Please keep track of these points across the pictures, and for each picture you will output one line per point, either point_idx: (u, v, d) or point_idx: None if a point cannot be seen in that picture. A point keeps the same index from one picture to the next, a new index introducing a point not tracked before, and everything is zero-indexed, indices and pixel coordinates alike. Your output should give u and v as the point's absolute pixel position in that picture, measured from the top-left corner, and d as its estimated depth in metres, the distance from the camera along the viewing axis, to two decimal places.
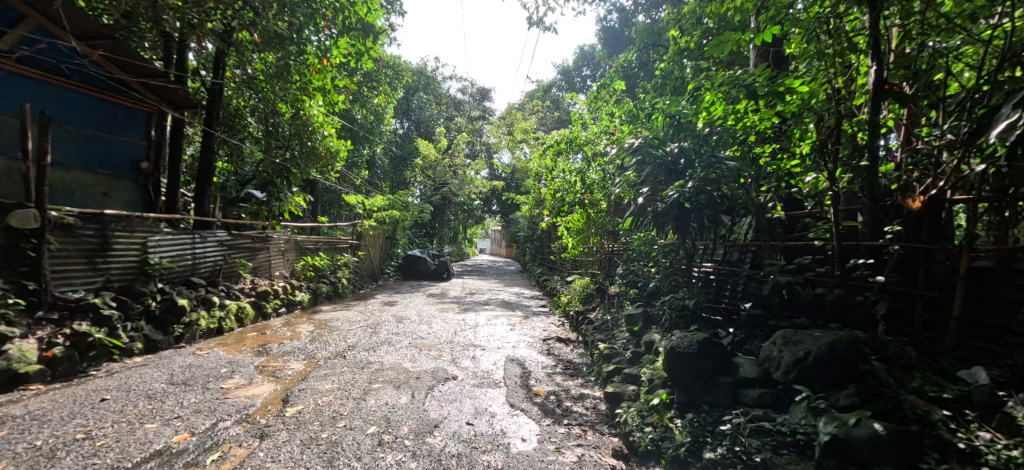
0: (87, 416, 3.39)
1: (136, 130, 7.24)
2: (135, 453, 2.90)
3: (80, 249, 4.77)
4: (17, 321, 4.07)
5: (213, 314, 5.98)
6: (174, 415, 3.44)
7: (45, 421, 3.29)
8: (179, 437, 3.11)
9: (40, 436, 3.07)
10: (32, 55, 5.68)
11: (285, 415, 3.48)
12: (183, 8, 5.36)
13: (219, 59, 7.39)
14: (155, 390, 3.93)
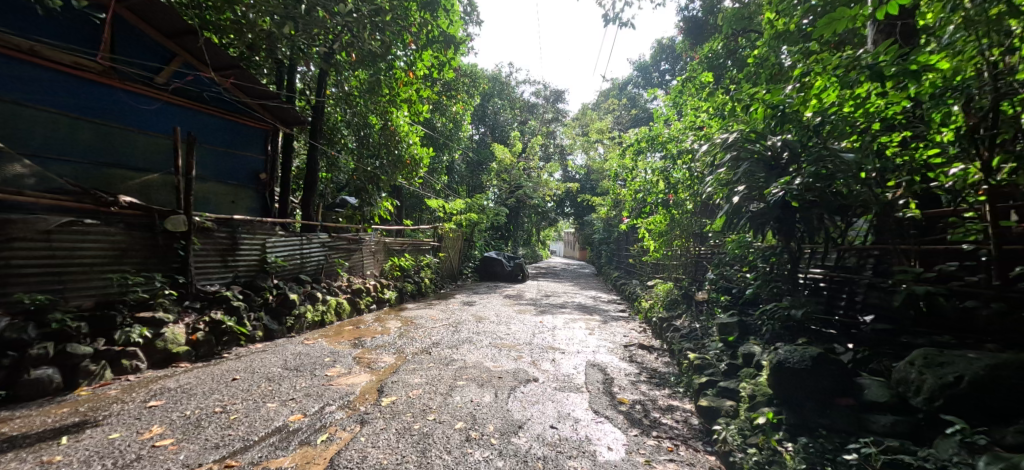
0: (222, 392, 3.82)
1: (257, 145, 8.06)
2: (260, 428, 3.20)
3: (216, 249, 5.41)
4: (171, 308, 4.73)
5: (317, 308, 6.52)
6: (289, 397, 3.76)
7: (192, 394, 3.77)
8: (294, 417, 3.39)
9: (189, 407, 3.51)
10: (179, 87, 6.66)
11: (382, 404, 3.66)
12: (295, 35, 5.92)
13: (322, 79, 8.04)
14: (274, 373, 4.35)
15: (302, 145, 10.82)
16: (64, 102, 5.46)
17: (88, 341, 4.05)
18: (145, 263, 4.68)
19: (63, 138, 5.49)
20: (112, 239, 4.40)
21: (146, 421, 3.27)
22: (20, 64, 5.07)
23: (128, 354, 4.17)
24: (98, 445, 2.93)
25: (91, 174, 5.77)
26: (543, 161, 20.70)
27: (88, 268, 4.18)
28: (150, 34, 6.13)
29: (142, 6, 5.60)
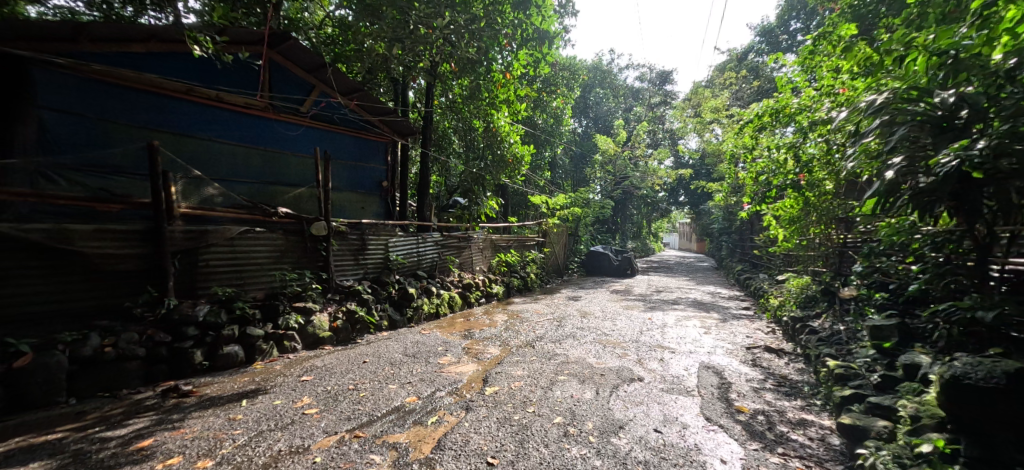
0: (355, 373, 4.24)
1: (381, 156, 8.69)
2: (383, 406, 3.44)
3: (348, 249, 6.03)
4: (317, 299, 5.37)
5: (433, 300, 6.90)
6: (407, 380, 4.02)
7: (334, 372, 4.25)
8: (411, 398, 3.60)
9: (329, 383, 3.95)
10: (319, 114, 7.52)
11: (486, 393, 3.71)
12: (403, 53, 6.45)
13: (429, 91, 8.48)
14: (395, 358, 4.70)
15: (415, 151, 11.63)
16: (237, 136, 6.52)
17: (260, 324, 4.73)
18: (298, 262, 5.37)
19: (239, 165, 6.54)
20: (274, 242, 5.12)
21: (298, 392, 3.74)
22: (206, 108, 6.20)
23: (287, 336, 4.80)
24: (264, 409, 3.40)
25: (260, 192, 6.76)
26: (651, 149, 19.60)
27: (256, 268, 4.92)
28: (296, 71, 6.93)
29: (287, 48, 6.37)
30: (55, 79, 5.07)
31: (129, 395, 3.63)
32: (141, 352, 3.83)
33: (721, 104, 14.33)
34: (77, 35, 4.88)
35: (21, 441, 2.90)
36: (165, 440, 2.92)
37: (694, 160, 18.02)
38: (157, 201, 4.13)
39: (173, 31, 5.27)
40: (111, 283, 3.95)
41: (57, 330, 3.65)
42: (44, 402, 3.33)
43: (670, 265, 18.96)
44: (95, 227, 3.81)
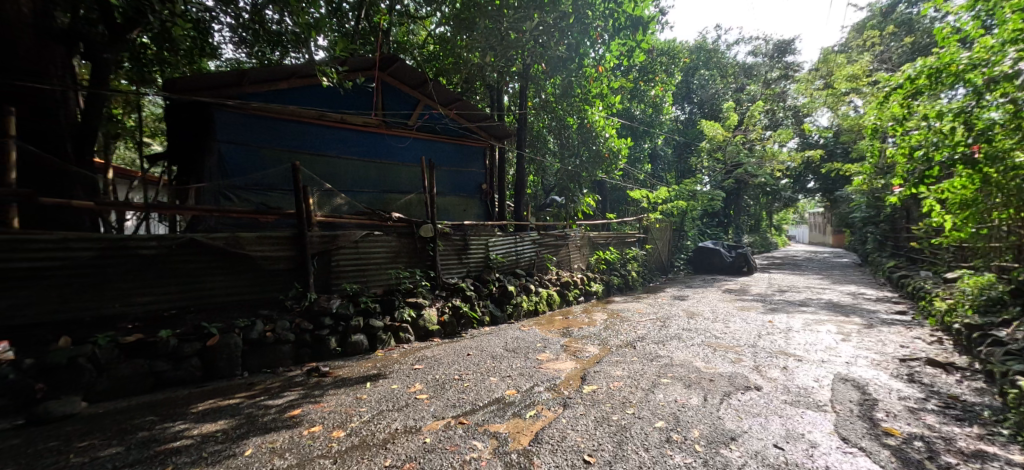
0: (461, 364, 4.56)
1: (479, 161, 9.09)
2: (485, 397, 3.66)
3: (453, 249, 6.45)
4: (427, 295, 5.86)
5: (532, 298, 7.09)
6: (507, 374, 4.23)
7: (442, 362, 4.62)
8: (510, 391, 3.77)
9: (437, 372, 4.32)
10: (425, 125, 8.12)
11: (583, 391, 3.75)
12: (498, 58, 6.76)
13: (523, 91, 8.46)
14: (497, 352, 4.97)
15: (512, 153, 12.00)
16: (356, 151, 7.31)
17: (380, 316, 5.31)
18: (410, 262, 5.90)
19: (359, 177, 7.33)
20: (390, 244, 5.67)
21: (411, 379, 4.14)
22: (333, 129, 7.04)
23: (402, 328, 5.31)
24: (383, 391, 3.82)
25: (376, 200, 7.51)
26: (769, 131, 17.75)
27: (375, 267, 5.51)
28: (402, 88, 7.53)
29: (396, 69, 6.99)
30: (223, 116, 6.08)
31: (283, 372, 4.33)
32: (291, 337, 4.54)
33: (861, 70, 12.49)
34: (237, 79, 5.85)
35: (212, 402, 3.60)
36: (309, 411, 3.43)
37: (826, 138, 16.24)
38: (301, 212, 4.82)
39: (309, 67, 6.09)
40: (268, 278, 4.69)
41: (232, 316, 4.48)
42: (226, 373, 4.14)
43: (798, 262, 16.89)
44: (258, 235, 4.56)
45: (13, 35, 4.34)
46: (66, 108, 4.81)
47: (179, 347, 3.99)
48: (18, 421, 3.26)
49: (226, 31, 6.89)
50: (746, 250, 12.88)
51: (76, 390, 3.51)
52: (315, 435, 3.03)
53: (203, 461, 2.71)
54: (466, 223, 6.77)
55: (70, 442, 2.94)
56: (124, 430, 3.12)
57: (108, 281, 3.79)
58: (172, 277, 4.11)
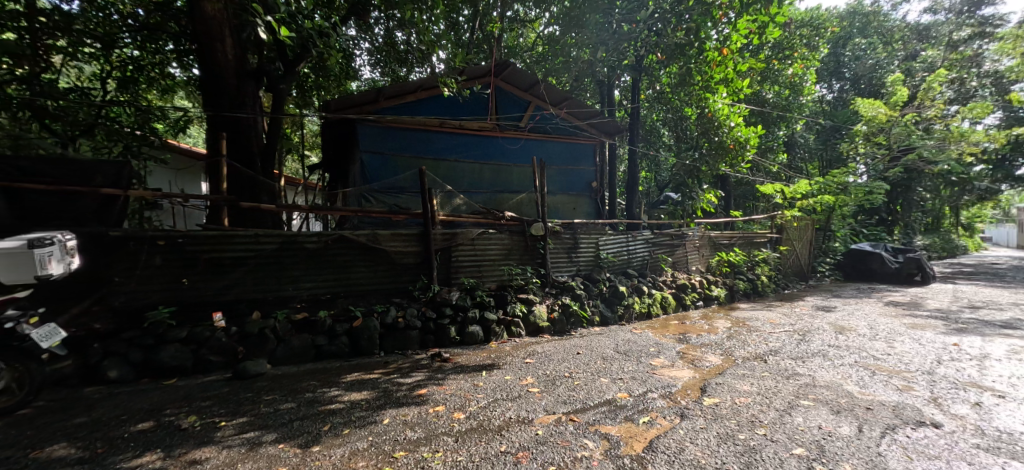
0: (570, 362, 4.66)
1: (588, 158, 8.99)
2: (596, 398, 3.69)
3: (563, 248, 6.55)
4: (537, 292, 6.07)
5: (644, 300, 6.84)
6: (618, 376, 4.24)
7: (552, 359, 4.78)
8: (622, 394, 3.76)
9: (548, 368, 4.47)
10: (536, 126, 8.34)
11: (703, 403, 3.54)
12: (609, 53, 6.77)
13: (636, 84, 8.27)
14: (607, 354, 4.97)
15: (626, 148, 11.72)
16: (472, 154, 7.80)
17: (494, 309, 5.63)
18: (522, 259, 6.15)
19: (475, 178, 7.81)
20: (503, 242, 5.98)
21: (523, 372, 4.37)
22: (452, 135, 7.62)
23: (514, 322, 5.58)
24: (498, 381, 4.10)
25: (491, 199, 7.92)
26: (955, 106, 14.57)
27: (490, 263, 5.86)
28: (514, 91, 7.83)
29: (509, 73, 7.29)
30: (363, 130, 6.95)
31: (412, 354, 4.85)
32: (418, 324, 5.06)
33: None
34: (375, 96, 6.63)
35: (357, 375, 4.21)
36: (434, 392, 3.83)
37: None
38: (426, 212, 5.35)
39: (431, 79, 6.72)
40: (401, 270, 5.30)
41: (373, 302, 5.17)
42: (367, 351, 4.78)
43: (993, 271, 13.58)
44: (392, 232, 5.18)
45: (223, 78, 5.53)
46: (257, 130, 5.98)
47: (332, 326, 4.75)
48: (224, 374, 4.17)
49: (363, 54, 7.88)
50: (919, 254, 10.68)
51: (263, 354, 4.38)
52: (439, 413, 3.39)
53: (352, 423, 3.21)
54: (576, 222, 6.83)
55: (258, 395, 3.69)
56: (295, 389, 3.82)
57: (284, 268, 4.67)
58: (327, 266, 4.87)
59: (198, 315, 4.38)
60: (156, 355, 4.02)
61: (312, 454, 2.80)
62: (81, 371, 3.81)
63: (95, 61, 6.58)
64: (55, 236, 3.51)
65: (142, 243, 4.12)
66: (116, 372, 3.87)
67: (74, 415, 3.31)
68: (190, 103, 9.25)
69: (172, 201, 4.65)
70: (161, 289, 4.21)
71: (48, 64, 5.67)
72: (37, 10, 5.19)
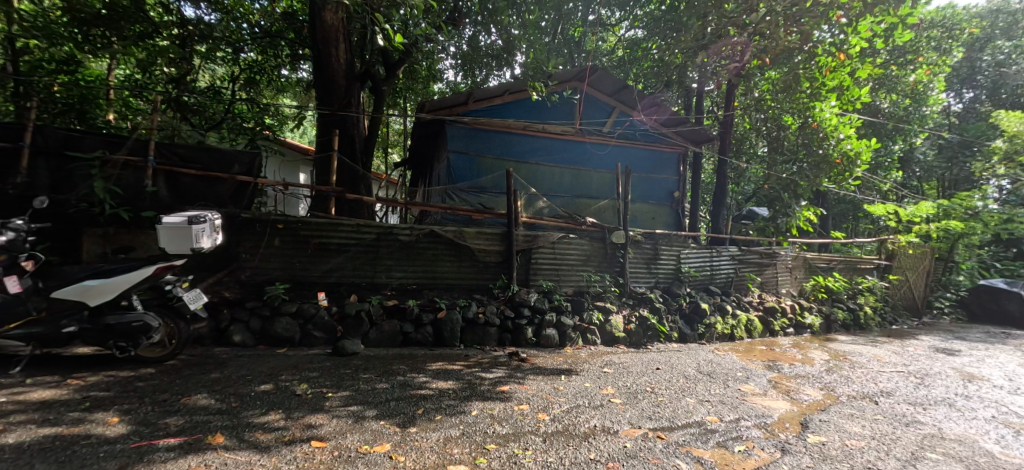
0: (651, 377, 4.57)
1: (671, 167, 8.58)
2: (683, 418, 3.57)
3: (643, 258, 6.35)
4: (615, 301, 5.94)
5: (727, 321, 6.41)
6: (704, 397, 4.07)
7: (630, 371, 4.71)
8: (711, 418, 3.60)
9: (627, 381, 4.39)
10: (621, 133, 8.15)
11: (806, 440, 3.28)
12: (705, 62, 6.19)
13: (732, 91, 7.84)
14: (690, 373, 4.78)
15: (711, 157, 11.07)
16: (554, 158, 7.80)
17: (570, 314, 5.61)
18: (600, 266, 6.08)
19: (554, 182, 7.80)
20: (583, 247, 5.96)
21: (602, 380, 4.37)
22: (536, 138, 7.67)
23: (590, 330, 5.52)
24: (577, 387, 4.14)
25: (569, 204, 7.84)
26: None
27: (568, 268, 5.87)
28: (600, 96, 7.73)
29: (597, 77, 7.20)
30: (452, 130, 7.19)
31: (490, 350, 4.99)
32: (497, 322, 5.20)
33: None
34: (466, 98, 6.85)
35: (441, 364, 4.47)
36: (515, 390, 3.99)
37: None
38: (510, 213, 5.47)
39: (519, 82, 6.86)
40: (483, 268, 5.49)
41: (456, 296, 5.40)
42: (449, 342, 4.99)
43: None
44: (477, 230, 5.39)
45: (334, 79, 5.96)
46: (359, 129, 6.42)
47: (419, 315, 5.03)
48: (325, 349, 4.59)
49: (450, 58, 8.18)
50: None
51: (357, 335, 4.76)
52: (524, 412, 3.53)
53: (442, 411, 3.48)
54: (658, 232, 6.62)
55: (356, 373, 4.08)
56: (387, 372, 4.14)
57: (380, 257, 5.05)
58: (416, 259, 5.20)
59: (306, 293, 4.88)
60: (271, 326, 4.53)
61: (410, 434, 3.06)
62: (213, 333, 4.43)
63: (225, 64, 7.39)
64: (205, 215, 4.05)
65: (266, 226, 4.68)
66: (239, 338, 4.43)
67: (210, 371, 3.87)
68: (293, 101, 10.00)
69: (279, 191, 5.11)
70: (277, 267, 4.74)
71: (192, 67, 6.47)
72: (186, 22, 6.12)
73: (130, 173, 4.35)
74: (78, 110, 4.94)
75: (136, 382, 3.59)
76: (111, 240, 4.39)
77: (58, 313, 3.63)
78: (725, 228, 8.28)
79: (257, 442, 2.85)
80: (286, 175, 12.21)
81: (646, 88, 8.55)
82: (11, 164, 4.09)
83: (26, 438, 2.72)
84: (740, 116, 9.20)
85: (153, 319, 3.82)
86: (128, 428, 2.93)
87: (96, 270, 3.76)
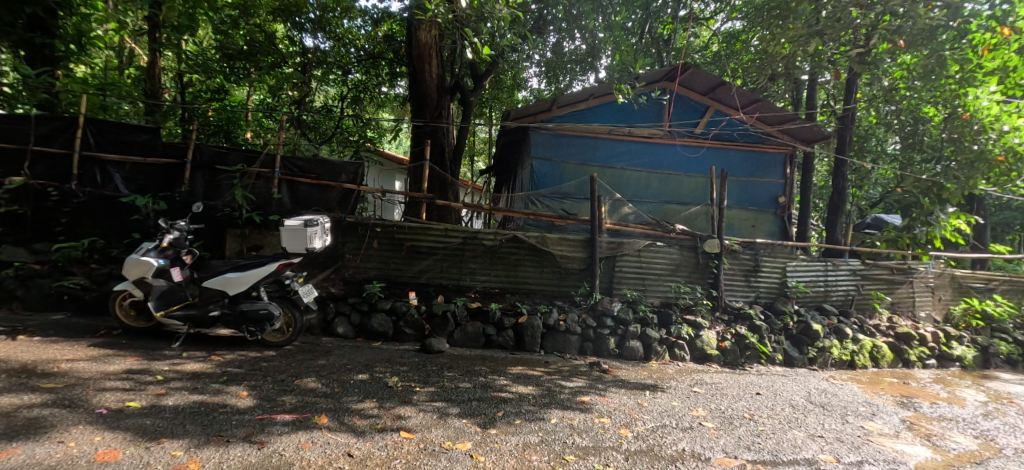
0: (749, 402, 4.17)
1: (776, 170, 7.74)
2: (789, 452, 3.21)
3: (741, 270, 5.81)
4: (707, 316, 5.50)
5: (846, 346, 5.59)
6: (816, 432, 3.61)
7: (724, 393, 4.34)
8: (825, 457, 3.18)
9: (722, 404, 4.06)
10: (717, 133, 7.55)
11: None
12: (822, 50, 5.46)
13: (852, 82, 6.86)
14: (798, 402, 4.27)
15: (827, 158, 9.84)
16: (642, 163, 7.50)
17: (656, 327, 5.33)
18: (691, 276, 5.69)
19: (641, 187, 7.50)
20: (672, 256, 5.64)
21: (692, 401, 4.09)
22: (621, 142, 7.43)
23: (678, 345, 5.18)
24: (663, 405, 3.93)
25: (656, 210, 7.51)
26: None
27: (656, 278, 5.60)
28: (693, 96, 7.21)
29: (689, 76, 6.68)
30: (536, 137, 7.24)
31: (571, 358, 4.92)
32: (578, 330, 5.14)
33: None
34: (550, 105, 6.81)
35: (520, 369, 4.54)
36: (596, 402, 3.91)
37: None
38: (594, 220, 5.37)
39: (605, 85, 6.65)
40: (566, 274, 5.48)
41: (537, 302, 5.44)
42: (529, 347, 5.03)
43: None
44: (559, 236, 5.40)
45: (426, 92, 6.33)
46: (449, 138, 6.78)
47: (501, 319, 5.14)
48: (414, 346, 4.90)
49: (534, 66, 8.30)
50: None
51: (443, 334, 5.01)
52: (605, 425, 3.44)
53: (522, 415, 3.53)
54: (759, 241, 6.03)
55: (441, 370, 4.31)
56: (471, 372, 4.32)
57: (466, 260, 5.34)
58: (499, 263, 5.38)
59: (399, 292, 5.27)
60: (368, 321, 4.95)
61: (491, 435, 3.16)
62: (322, 324, 4.96)
63: (336, 85, 8.22)
64: (318, 219, 4.58)
65: (366, 229, 5.18)
66: (342, 329, 4.92)
67: (318, 358, 4.36)
68: (390, 116, 10.63)
69: (375, 196, 5.60)
70: (376, 267, 5.25)
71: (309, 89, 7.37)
72: (306, 51, 7.07)
73: (262, 183, 5.09)
74: (225, 131, 6.12)
75: (261, 362, 4.16)
76: (245, 240, 5.06)
77: (207, 298, 4.37)
78: (843, 238, 7.23)
79: (354, 426, 3.15)
80: (383, 184, 13.26)
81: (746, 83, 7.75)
82: (179, 176, 5.04)
83: (182, 402, 3.31)
84: (863, 110, 8.03)
85: (275, 308, 4.40)
86: (254, 401, 3.42)
87: (235, 264, 4.46)
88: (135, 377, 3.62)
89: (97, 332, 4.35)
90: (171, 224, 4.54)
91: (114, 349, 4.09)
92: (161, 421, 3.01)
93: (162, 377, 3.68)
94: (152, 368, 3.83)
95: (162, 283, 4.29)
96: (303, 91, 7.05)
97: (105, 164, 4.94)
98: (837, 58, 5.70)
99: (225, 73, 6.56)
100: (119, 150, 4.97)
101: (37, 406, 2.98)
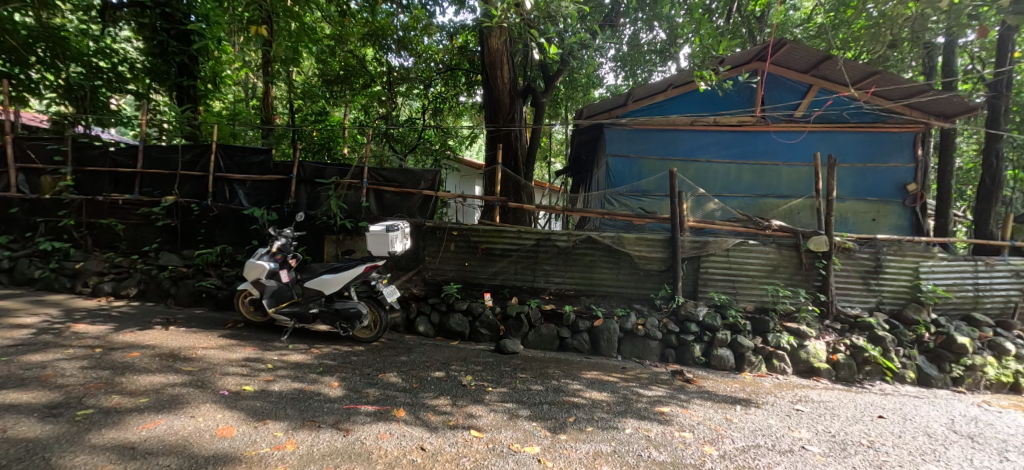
0: (869, 426, 3.54)
1: (905, 153, 6.57)
2: None
3: (857, 270, 4.99)
4: (814, 324, 4.82)
5: (1006, 365, 4.55)
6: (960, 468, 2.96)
7: (835, 414, 3.73)
8: None
9: (833, 427, 3.50)
10: (820, 115, 6.65)
11: None
12: (959, 3, 4.51)
13: (1007, 40, 5.60)
14: (937, 430, 3.52)
15: (974, 136, 8.19)
16: (734, 154, 6.84)
17: (750, 335, 4.80)
18: (792, 278, 5.03)
19: (733, 181, 6.86)
20: (768, 256, 5.04)
21: (794, 420, 3.57)
22: (708, 133, 6.87)
23: (776, 355, 4.61)
24: (757, 423, 3.50)
25: (751, 205, 6.83)
26: None
27: (750, 279, 5.05)
28: (792, 75, 6.44)
29: (787, 53, 5.97)
30: (613, 134, 6.99)
31: (650, 365, 4.64)
32: (659, 335, 4.82)
33: None
34: (625, 98, 6.57)
35: (595, 373, 4.37)
36: (677, 414, 3.61)
37: None
38: (674, 217, 5.02)
39: (684, 74, 6.27)
40: (645, 276, 5.19)
41: (614, 305, 5.23)
42: (606, 352, 4.85)
43: None
44: (637, 236, 5.14)
45: (498, 98, 6.47)
46: (523, 142, 6.88)
47: (576, 322, 4.99)
48: (489, 346, 4.99)
49: (610, 62, 8.12)
50: None
51: (517, 335, 5.02)
52: (686, 440, 3.17)
53: (594, 422, 3.38)
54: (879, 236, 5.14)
55: (514, 371, 4.32)
56: (543, 374, 4.29)
57: (540, 262, 5.32)
58: (574, 264, 5.28)
59: (475, 293, 5.41)
60: (446, 321, 5.14)
61: (560, 441, 3.07)
62: (405, 323, 5.26)
63: (419, 99, 8.88)
64: (398, 225, 4.85)
65: (443, 233, 5.42)
66: (423, 328, 5.16)
67: (400, 354, 4.64)
68: (469, 124, 10.94)
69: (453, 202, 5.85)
70: (453, 269, 5.45)
71: (394, 104, 8.04)
72: (391, 70, 7.91)
73: (352, 192, 5.62)
74: (326, 147, 7.12)
75: (351, 356, 4.53)
76: (340, 244, 5.61)
77: (308, 297, 4.87)
78: (999, 231, 5.91)
79: (428, 422, 3.26)
80: (464, 189, 13.84)
81: (861, 56, 6.69)
82: (286, 190, 5.75)
83: (285, 389, 3.71)
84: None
85: (363, 307, 4.76)
86: (343, 392, 3.72)
87: (330, 267, 4.91)
88: (251, 365, 4.14)
89: (225, 325, 5.07)
90: (279, 232, 5.17)
91: (236, 339, 4.74)
92: (268, 404, 3.41)
93: (271, 365, 4.18)
94: (265, 357, 4.36)
95: (274, 284, 4.87)
96: (389, 106, 7.90)
97: (232, 183, 5.84)
98: (983, 12, 4.67)
99: (325, 97, 7.69)
100: (243, 170, 5.84)
101: (177, 385, 3.54)
